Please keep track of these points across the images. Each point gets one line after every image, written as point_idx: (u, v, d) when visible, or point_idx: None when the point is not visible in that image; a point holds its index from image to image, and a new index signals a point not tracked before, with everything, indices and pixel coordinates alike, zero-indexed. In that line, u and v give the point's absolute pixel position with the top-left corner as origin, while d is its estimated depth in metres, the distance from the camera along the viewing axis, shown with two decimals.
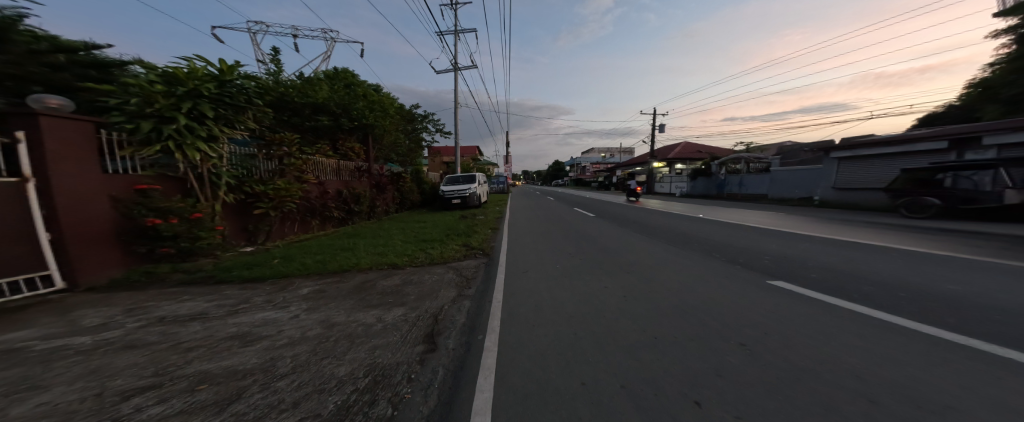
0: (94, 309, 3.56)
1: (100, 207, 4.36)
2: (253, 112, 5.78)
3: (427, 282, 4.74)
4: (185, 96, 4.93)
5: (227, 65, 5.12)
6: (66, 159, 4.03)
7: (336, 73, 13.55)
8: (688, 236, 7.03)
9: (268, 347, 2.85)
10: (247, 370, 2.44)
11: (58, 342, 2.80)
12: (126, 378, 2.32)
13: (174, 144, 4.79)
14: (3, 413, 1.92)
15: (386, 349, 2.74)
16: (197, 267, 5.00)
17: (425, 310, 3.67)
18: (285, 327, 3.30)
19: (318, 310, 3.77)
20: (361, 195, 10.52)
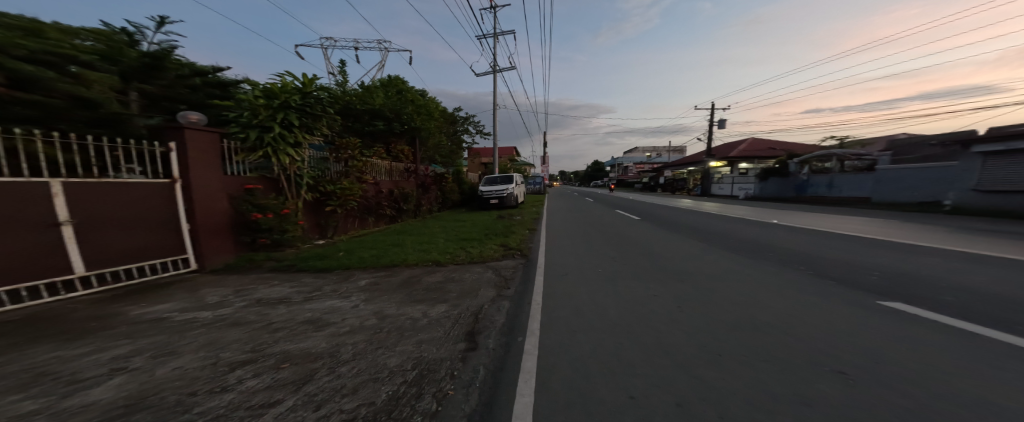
0: (210, 289, 4.16)
1: (220, 204, 5.12)
2: (327, 120, 6.33)
3: (467, 280, 4.97)
4: (278, 107, 5.56)
5: (309, 78, 5.65)
6: (200, 164, 4.83)
7: (388, 81, 14.39)
8: (741, 244, 6.63)
9: (333, 333, 3.18)
10: (318, 354, 2.74)
11: (189, 315, 3.33)
12: (232, 351, 2.71)
13: (271, 150, 5.51)
14: (153, 372, 2.34)
15: (437, 344, 2.94)
16: (284, 256, 5.65)
17: (466, 308, 3.84)
18: (348, 315, 3.65)
19: (374, 301, 4.11)
20: (409, 195, 11.15)
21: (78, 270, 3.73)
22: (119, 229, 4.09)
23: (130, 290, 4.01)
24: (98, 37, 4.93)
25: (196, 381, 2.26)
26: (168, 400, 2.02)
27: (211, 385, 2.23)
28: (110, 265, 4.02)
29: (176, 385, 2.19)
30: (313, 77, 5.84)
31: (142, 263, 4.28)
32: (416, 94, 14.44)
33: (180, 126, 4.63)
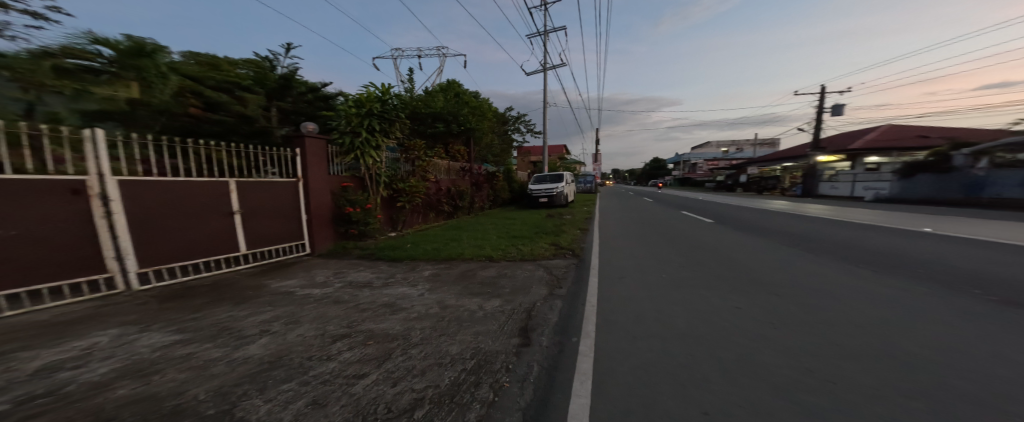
0: (315, 270, 4.97)
1: (326, 199, 6.08)
2: (400, 124, 6.93)
3: (518, 276, 5.17)
4: (364, 115, 6.26)
5: (386, 86, 6.25)
6: (314, 166, 5.84)
7: (446, 86, 15.12)
8: (822, 251, 5.94)
9: (406, 318, 3.53)
10: (395, 335, 3.10)
11: (305, 292, 3.97)
12: (335, 325, 3.18)
13: (360, 153, 6.30)
14: (286, 335, 2.86)
15: (509, 332, 3.20)
16: (366, 245, 6.39)
17: (519, 304, 3.98)
18: (416, 302, 4.01)
19: (437, 291, 4.47)
20: (464, 192, 11.72)
21: (240, 248, 4.91)
22: (264, 218, 5.22)
23: (259, 270, 4.93)
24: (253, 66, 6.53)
25: (313, 347, 2.72)
26: (295, 361, 2.46)
27: (322, 350, 2.68)
28: (258, 246, 5.16)
29: (299, 349, 2.65)
30: (390, 86, 6.42)
31: (276, 246, 5.38)
32: (472, 96, 14.98)
33: (302, 135, 5.67)
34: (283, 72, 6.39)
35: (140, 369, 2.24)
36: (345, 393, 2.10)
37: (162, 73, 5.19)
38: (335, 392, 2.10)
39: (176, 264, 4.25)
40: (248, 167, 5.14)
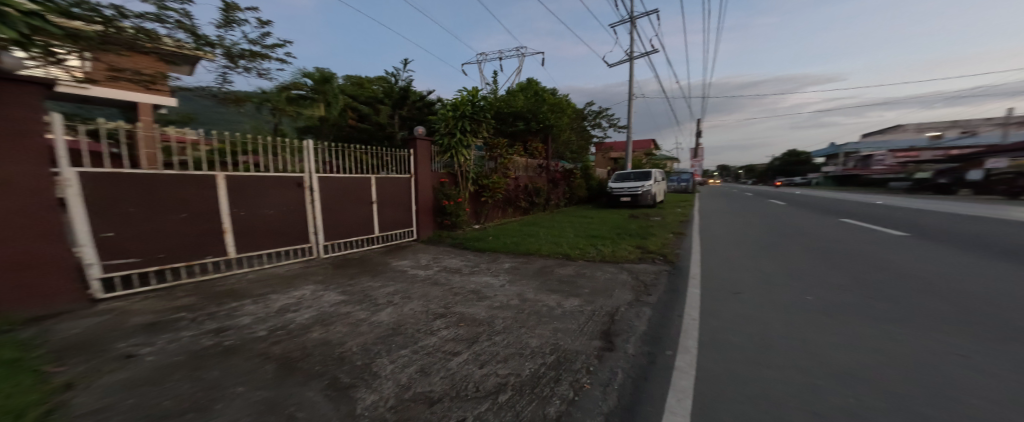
0: (420, 254, 5.73)
1: (429, 192, 6.84)
2: (487, 124, 7.38)
3: (600, 280, 4.67)
4: (458, 117, 6.85)
5: (477, 89, 6.73)
6: (422, 164, 6.61)
7: (527, 84, 15.42)
8: (1007, 264, 4.58)
9: (492, 305, 3.64)
10: (480, 320, 3.21)
11: (402, 276, 4.41)
12: (430, 307, 3.48)
13: (456, 151, 6.95)
14: (394, 312, 3.27)
15: (601, 322, 3.20)
16: (456, 235, 6.97)
17: (600, 306, 3.61)
18: (497, 292, 4.09)
19: (516, 282, 4.53)
20: (541, 189, 11.81)
21: (375, 231, 5.95)
22: (392, 206, 6.20)
23: (381, 251, 5.87)
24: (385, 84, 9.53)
25: (418, 322, 3.08)
26: (410, 331, 2.89)
27: (418, 329, 2.95)
28: (387, 229, 6.15)
29: (412, 321, 3.09)
30: (480, 88, 6.87)
31: (397, 231, 6.32)
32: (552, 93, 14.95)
33: (414, 137, 6.46)
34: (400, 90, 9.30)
35: (320, 321, 3.04)
36: (443, 367, 2.35)
37: (336, 97, 8.52)
38: (436, 364, 2.37)
39: (337, 241, 5.46)
40: (385, 164, 6.14)
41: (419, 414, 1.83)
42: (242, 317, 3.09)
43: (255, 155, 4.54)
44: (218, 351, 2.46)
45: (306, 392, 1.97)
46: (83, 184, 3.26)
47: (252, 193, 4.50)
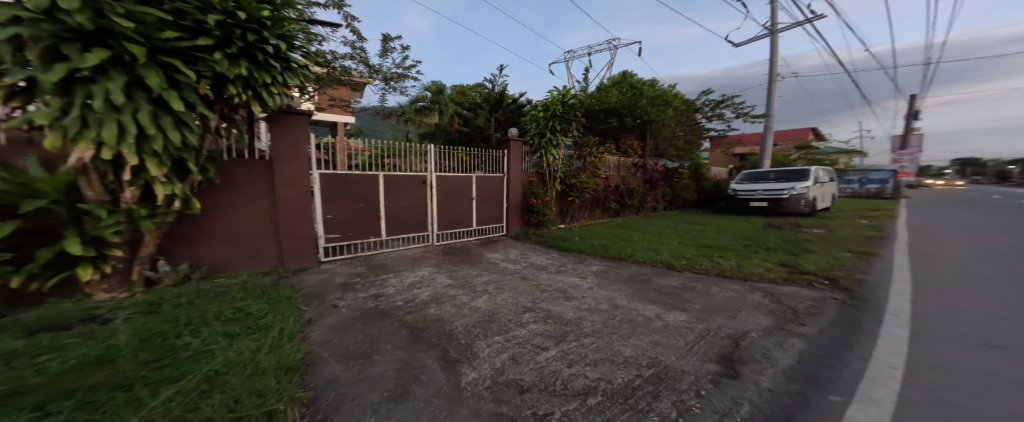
0: (510, 249, 6.00)
1: (519, 190, 7.08)
2: (576, 122, 7.32)
3: (715, 295, 3.92)
4: (549, 117, 6.96)
5: (567, 88, 6.79)
6: (514, 164, 6.89)
7: (622, 77, 14.37)
8: None
9: (579, 306, 3.57)
10: (570, 320, 3.19)
11: (492, 270, 4.63)
12: (517, 300, 3.61)
13: (546, 150, 7.05)
14: (484, 301, 3.50)
15: (711, 335, 2.89)
16: (543, 233, 7.09)
17: (717, 326, 3.05)
18: (586, 295, 3.96)
19: (605, 285, 4.34)
20: (634, 190, 10.87)
21: (474, 224, 6.44)
22: (489, 202, 6.65)
23: (478, 242, 6.32)
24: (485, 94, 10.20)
25: (507, 314, 3.24)
26: (503, 319, 3.10)
27: (510, 319, 3.13)
28: (484, 224, 6.62)
29: (506, 311, 3.29)
30: (571, 87, 6.86)
31: (491, 225, 6.76)
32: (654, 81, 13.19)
33: (508, 139, 6.81)
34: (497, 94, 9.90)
35: (435, 299, 3.51)
36: (533, 359, 2.45)
37: (447, 104, 9.85)
38: (527, 355, 2.49)
39: (444, 232, 6.08)
40: (486, 164, 6.60)
41: (511, 398, 1.98)
42: (369, 293, 3.66)
43: (396, 158, 5.31)
44: (374, 312, 3.17)
45: (426, 359, 2.40)
46: (320, 184, 4.67)
47: (397, 188, 5.38)
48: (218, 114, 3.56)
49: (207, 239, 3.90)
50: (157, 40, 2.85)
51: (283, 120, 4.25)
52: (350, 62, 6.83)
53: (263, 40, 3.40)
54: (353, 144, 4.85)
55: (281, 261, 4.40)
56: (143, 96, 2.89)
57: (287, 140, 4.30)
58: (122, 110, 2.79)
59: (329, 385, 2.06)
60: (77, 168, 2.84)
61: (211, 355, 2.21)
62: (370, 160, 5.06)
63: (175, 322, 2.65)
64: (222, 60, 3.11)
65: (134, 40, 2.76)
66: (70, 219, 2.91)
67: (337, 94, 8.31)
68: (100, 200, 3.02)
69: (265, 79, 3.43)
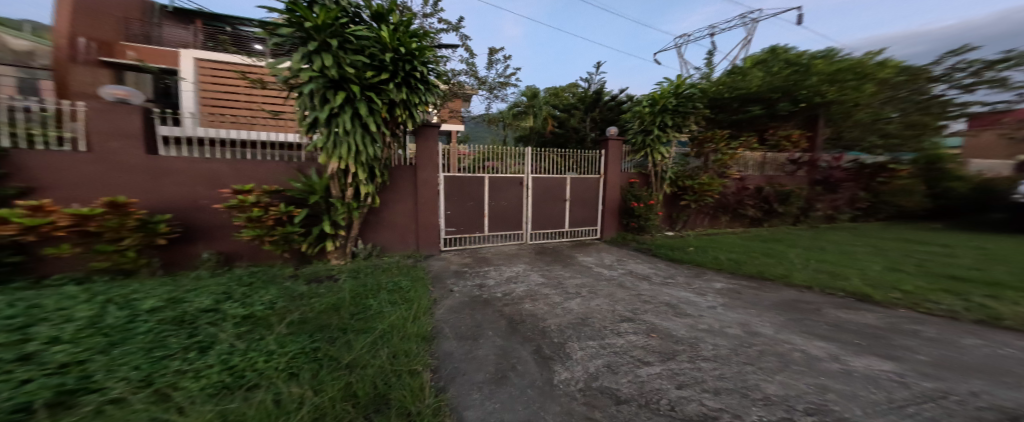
0: (603, 253, 5.81)
1: (616, 192, 6.72)
2: (694, 115, 6.48)
3: (957, 348, 2.68)
4: (657, 112, 6.32)
5: (681, 79, 6.11)
6: (612, 164, 6.58)
7: (771, 51, 9.64)
8: None
9: (693, 325, 3.13)
10: (681, 339, 2.85)
11: (590, 276, 4.48)
12: (617, 310, 3.42)
13: (651, 149, 6.42)
14: (574, 304, 3.46)
15: (953, 397, 2.03)
16: (645, 240, 6.52)
17: (944, 387, 2.14)
18: (706, 313, 3.42)
19: (736, 307, 3.61)
20: (790, 193, 7.87)
21: (565, 226, 6.44)
22: (582, 205, 6.54)
23: (569, 245, 6.32)
24: (581, 93, 10.00)
25: (604, 320, 3.14)
26: (597, 325, 3.03)
27: (607, 327, 3.02)
28: (576, 226, 6.56)
29: (599, 317, 3.21)
30: (686, 76, 6.13)
31: (584, 228, 6.66)
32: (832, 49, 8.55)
33: (607, 138, 6.54)
34: (595, 92, 9.61)
35: (529, 295, 3.64)
36: (632, 371, 2.34)
37: (541, 107, 10.05)
38: (625, 367, 2.38)
39: (538, 232, 6.23)
40: (581, 165, 6.46)
41: (605, 406, 1.93)
42: (467, 289, 3.78)
43: (495, 161, 5.59)
44: (479, 300, 3.45)
45: (521, 351, 2.52)
46: (446, 186, 5.29)
47: (499, 189, 5.74)
48: (391, 132, 4.45)
49: (381, 227, 4.94)
50: (364, 80, 3.86)
51: (424, 133, 4.96)
52: (463, 76, 7.61)
53: (414, 69, 4.11)
54: (462, 149, 5.31)
55: (418, 248, 5.19)
56: (353, 122, 3.94)
57: (428, 150, 5.00)
58: (351, 133, 3.95)
59: (447, 358, 2.37)
60: (331, 175, 4.11)
61: (383, 316, 2.80)
62: (474, 164, 5.47)
63: (365, 286, 3.43)
64: (393, 88, 3.97)
65: (354, 83, 3.83)
66: (325, 207, 4.25)
67: (452, 106, 9.34)
68: (340, 196, 4.24)
69: (419, 101, 4.20)
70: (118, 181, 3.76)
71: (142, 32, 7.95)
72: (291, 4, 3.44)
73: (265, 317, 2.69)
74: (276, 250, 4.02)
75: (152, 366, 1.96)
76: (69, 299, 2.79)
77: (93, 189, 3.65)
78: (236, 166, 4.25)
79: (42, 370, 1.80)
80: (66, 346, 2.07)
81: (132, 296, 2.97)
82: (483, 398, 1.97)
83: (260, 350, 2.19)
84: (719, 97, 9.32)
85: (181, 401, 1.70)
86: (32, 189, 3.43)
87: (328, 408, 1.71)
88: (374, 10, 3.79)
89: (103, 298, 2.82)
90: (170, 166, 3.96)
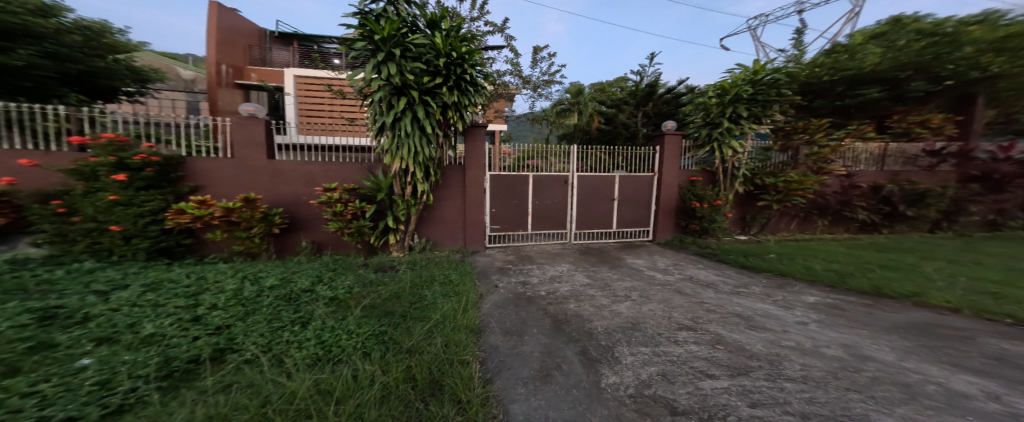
0: (657, 256, 5.48)
1: (673, 191, 6.24)
2: (781, 103, 5.68)
3: None
4: (729, 102, 5.67)
5: (760, 65, 5.43)
6: (668, 161, 6.13)
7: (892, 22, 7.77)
8: None
9: (774, 340, 2.79)
10: (757, 354, 2.55)
11: (644, 280, 4.24)
12: (679, 317, 3.19)
13: (717, 144, 5.79)
14: (627, 308, 3.31)
15: None
16: (708, 244, 5.98)
17: None
18: (791, 329, 3.02)
19: (834, 324, 3.16)
20: (929, 192, 6.30)
21: (613, 226, 6.20)
22: (633, 205, 6.23)
23: (617, 246, 6.09)
24: (633, 87, 9.49)
25: (660, 327, 2.95)
26: (651, 332, 2.86)
27: (663, 334, 2.83)
28: (625, 226, 6.28)
29: (651, 322, 3.03)
30: (767, 60, 5.45)
31: (634, 229, 6.34)
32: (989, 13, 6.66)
33: (663, 133, 6.08)
34: (649, 84, 9.04)
35: (574, 295, 3.57)
36: (692, 383, 2.16)
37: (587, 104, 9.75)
38: (684, 378, 2.21)
39: (584, 231, 6.09)
40: (631, 162, 6.14)
41: (660, 416, 1.82)
42: (520, 286, 3.78)
43: (535, 160, 5.57)
44: (522, 297, 3.47)
45: (566, 351, 2.47)
46: (492, 184, 5.39)
47: (544, 188, 5.71)
48: (443, 133, 4.65)
49: (434, 222, 5.19)
50: (422, 85, 4.11)
51: (472, 133, 5.09)
52: (508, 76, 7.67)
53: (465, 72, 4.25)
54: (504, 148, 5.38)
55: (465, 244, 5.37)
56: (412, 125, 4.21)
57: (476, 149, 5.13)
58: (412, 135, 4.23)
59: (493, 351, 2.42)
60: (393, 174, 4.45)
61: (438, 306, 2.95)
62: (516, 163, 5.49)
63: (421, 278, 3.65)
64: (446, 91, 4.16)
65: (413, 88, 4.10)
66: (389, 204, 4.61)
67: (497, 106, 9.46)
68: (400, 194, 4.56)
69: (469, 103, 4.35)
70: (246, 181, 4.51)
71: (259, 56, 9.44)
72: (362, 19, 3.79)
73: (345, 300, 3.00)
74: (351, 241, 4.44)
75: (271, 335, 2.35)
76: (221, 274, 3.45)
77: (223, 187, 4.43)
78: (325, 167, 4.74)
79: (206, 330, 2.35)
80: (220, 312, 2.63)
81: (261, 273, 3.55)
82: (529, 393, 1.98)
83: (342, 328, 2.45)
84: (817, 80, 7.56)
85: (286, 369, 2.01)
86: (198, 186, 4.34)
87: (393, 388, 1.86)
88: (429, 19, 4.01)
89: (242, 274, 3.44)
90: (282, 168, 4.59)
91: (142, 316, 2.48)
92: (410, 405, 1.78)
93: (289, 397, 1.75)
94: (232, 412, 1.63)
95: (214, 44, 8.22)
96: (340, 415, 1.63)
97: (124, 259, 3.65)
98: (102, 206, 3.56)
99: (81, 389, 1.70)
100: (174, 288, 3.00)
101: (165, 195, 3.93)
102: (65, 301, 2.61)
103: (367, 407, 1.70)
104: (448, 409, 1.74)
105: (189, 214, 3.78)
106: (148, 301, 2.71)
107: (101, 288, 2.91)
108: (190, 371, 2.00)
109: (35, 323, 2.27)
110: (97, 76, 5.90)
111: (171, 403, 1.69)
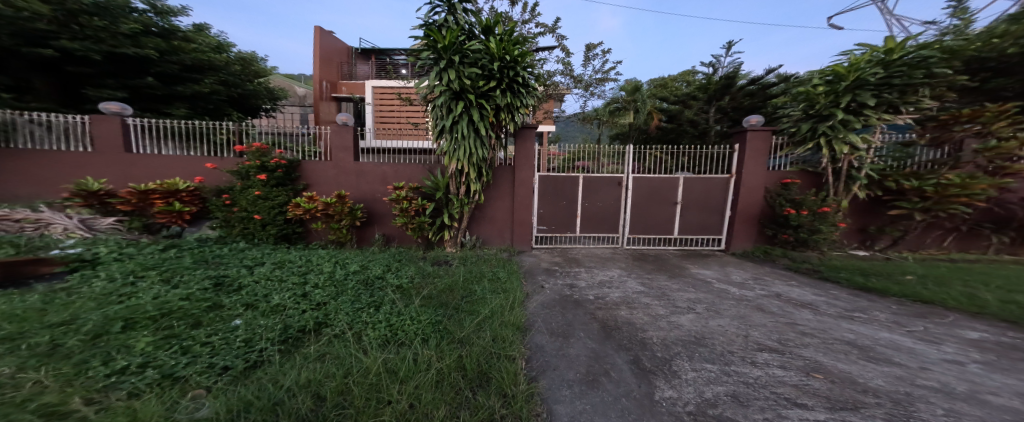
0: (731, 268, 4.89)
1: (756, 195, 5.48)
2: (932, 86, 4.57)
3: None
4: (845, 90, 4.76)
5: (897, 42, 4.45)
6: (753, 160, 5.37)
7: None
8: None
9: (902, 377, 2.28)
10: (875, 390, 2.12)
11: (712, 292, 3.82)
12: (762, 337, 2.81)
13: (824, 140, 4.89)
14: (695, 321, 3.03)
15: None
16: (805, 258, 5.12)
17: None
18: (933, 367, 2.42)
19: (1001, 366, 2.46)
20: None
21: (676, 232, 5.71)
22: (701, 209, 5.67)
23: (680, 253, 5.60)
24: (704, 80, 8.57)
25: (736, 345, 2.64)
26: (723, 349, 2.56)
27: (742, 353, 2.52)
28: (691, 233, 5.75)
29: (721, 339, 2.72)
30: (905, 35, 4.45)
31: (702, 236, 5.76)
32: None
33: (746, 130, 5.35)
34: (725, 75, 8.08)
35: (626, 302, 3.39)
36: (775, 409, 1.89)
37: (646, 102, 9.12)
38: (767, 404, 1.93)
39: (639, 236, 5.71)
40: (698, 163, 5.59)
41: None
42: (569, 289, 3.71)
43: (585, 160, 5.36)
44: (570, 299, 3.41)
45: (616, 358, 2.37)
46: (540, 185, 5.42)
47: (595, 190, 5.51)
48: (496, 135, 4.79)
49: (484, 221, 5.38)
50: (477, 89, 4.30)
51: (523, 134, 5.13)
52: (561, 77, 7.56)
53: (518, 74, 4.36)
54: (552, 149, 5.32)
55: (512, 243, 5.45)
56: (468, 128, 4.44)
57: (526, 150, 5.17)
58: (469, 137, 4.45)
59: (539, 351, 2.43)
60: (450, 175, 4.76)
61: (491, 301, 3.05)
62: (564, 164, 5.40)
63: (472, 273, 3.83)
64: (499, 93, 4.31)
65: (471, 93, 4.31)
66: (446, 202, 4.93)
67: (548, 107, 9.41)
68: (458, 193, 4.84)
69: (520, 104, 4.44)
70: (337, 180, 5.19)
71: (348, 71, 10.78)
72: (427, 30, 4.11)
73: (407, 289, 3.29)
74: (414, 235, 4.84)
75: (354, 314, 2.69)
76: (323, 258, 4.05)
77: (321, 185, 5.18)
78: (397, 167, 5.21)
79: (311, 305, 2.79)
80: (320, 290, 3.09)
81: (346, 260, 4.05)
82: (574, 396, 1.95)
83: (407, 315, 2.68)
84: (998, 55, 5.03)
85: (363, 346, 2.29)
86: (308, 185, 5.15)
87: (446, 375, 1.99)
88: (483, 25, 4.18)
89: (333, 259, 3.98)
90: (363, 168, 5.19)
91: (272, 289, 3.03)
92: (460, 392, 1.89)
93: (365, 371, 1.99)
94: (324, 379, 1.91)
95: (318, 63, 9.69)
96: (402, 394, 1.80)
97: (262, 242, 4.49)
98: (250, 199, 4.45)
99: (234, 343, 2.17)
100: (292, 267, 3.63)
101: (289, 191, 4.73)
102: (227, 271, 3.34)
103: (424, 390, 1.85)
104: (494, 401, 1.80)
105: (302, 207, 4.53)
106: (276, 276, 3.33)
107: (249, 263, 3.65)
108: (299, 338, 2.38)
109: (212, 287, 2.96)
110: (250, 98, 8.32)
111: (286, 364, 2.04)
